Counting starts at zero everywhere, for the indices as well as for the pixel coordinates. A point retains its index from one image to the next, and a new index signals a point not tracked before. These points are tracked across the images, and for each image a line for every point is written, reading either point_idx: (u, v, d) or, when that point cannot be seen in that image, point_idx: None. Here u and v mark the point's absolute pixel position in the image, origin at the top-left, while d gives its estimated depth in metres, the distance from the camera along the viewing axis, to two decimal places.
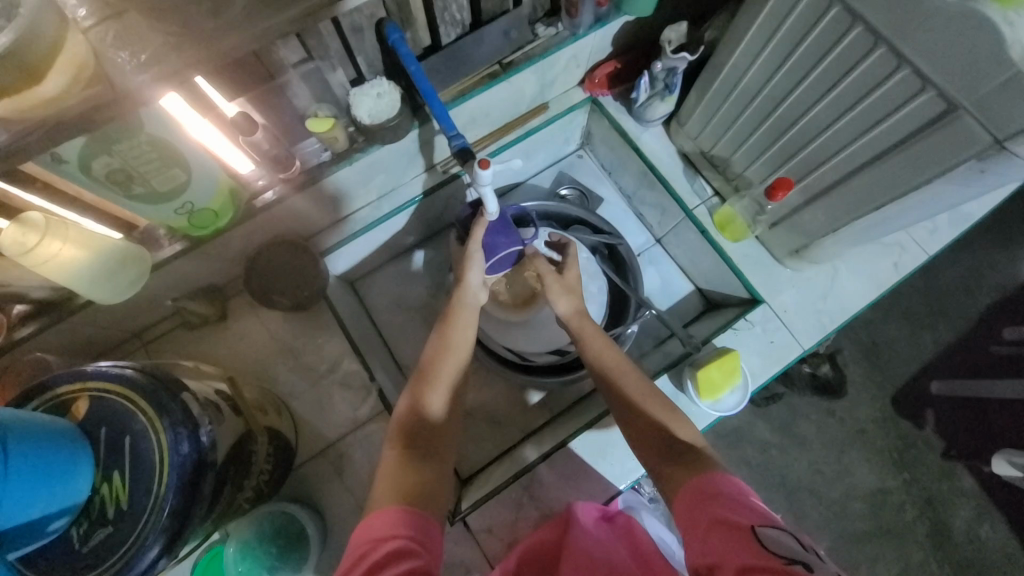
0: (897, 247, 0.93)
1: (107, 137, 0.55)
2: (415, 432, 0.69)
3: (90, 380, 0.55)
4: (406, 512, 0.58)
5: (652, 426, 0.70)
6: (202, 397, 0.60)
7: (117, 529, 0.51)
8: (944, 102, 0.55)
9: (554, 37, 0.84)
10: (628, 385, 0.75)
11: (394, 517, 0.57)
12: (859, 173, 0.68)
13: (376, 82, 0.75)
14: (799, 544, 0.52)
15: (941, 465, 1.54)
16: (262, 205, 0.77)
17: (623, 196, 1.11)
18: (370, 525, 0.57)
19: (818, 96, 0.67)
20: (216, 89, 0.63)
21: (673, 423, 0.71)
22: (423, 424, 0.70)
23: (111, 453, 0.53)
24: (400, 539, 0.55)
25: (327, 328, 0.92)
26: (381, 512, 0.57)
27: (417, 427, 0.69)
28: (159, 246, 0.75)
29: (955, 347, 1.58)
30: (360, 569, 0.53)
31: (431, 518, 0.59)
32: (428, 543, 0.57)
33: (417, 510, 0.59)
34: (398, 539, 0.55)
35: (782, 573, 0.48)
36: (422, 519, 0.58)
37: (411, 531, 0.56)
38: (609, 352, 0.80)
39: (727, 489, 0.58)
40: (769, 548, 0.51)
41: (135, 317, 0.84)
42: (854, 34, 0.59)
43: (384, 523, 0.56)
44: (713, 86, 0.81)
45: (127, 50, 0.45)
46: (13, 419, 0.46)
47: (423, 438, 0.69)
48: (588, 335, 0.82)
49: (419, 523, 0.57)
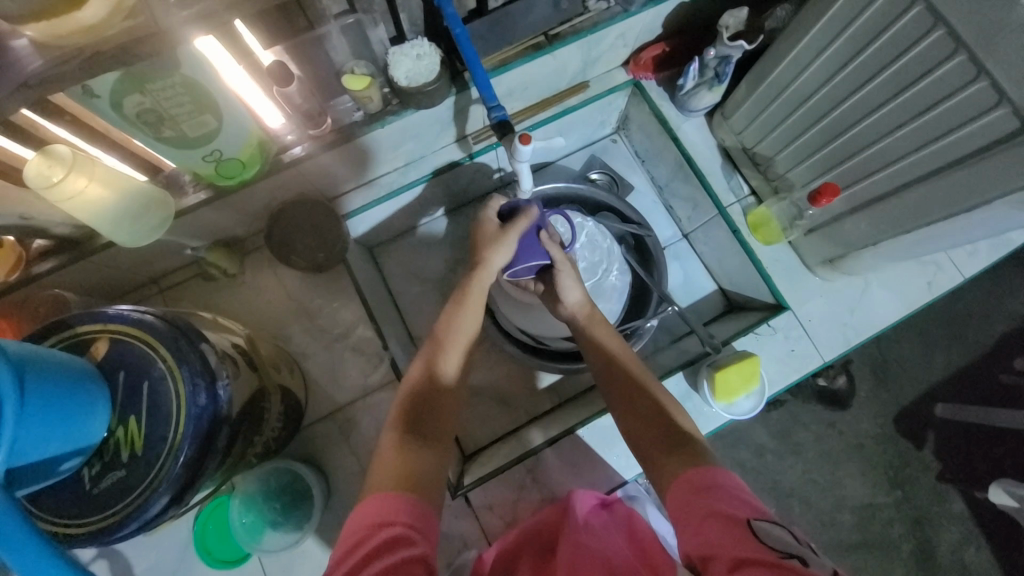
0: (933, 266, 0.90)
1: (141, 76, 0.53)
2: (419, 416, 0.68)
3: (112, 323, 0.54)
4: (406, 501, 0.56)
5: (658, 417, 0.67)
6: (221, 350, 0.60)
7: (129, 474, 0.51)
8: (1018, 120, 0.51)
9: (605, 11, 0.80)
10: (631, 366, 0.73)
11: (388, 503, 0.56)
12: (912, 187, 0.65)
13: (416, 42, 0.71)
14: (794, 538, 0.51)
15: (936, 487, 1.54)
16: (289, 160, 0.76)
17: (653, 186, 1.08)
18: (365, 510, 0.56)
19: (881, 102, 0.64)
20: (254, 35, 0.61)
21: (680, 414, 0.68)
22: (427, 403, 0.68)
23: (127, 398, 0.53)
24: (398, 526, 0.54)
25: (343, 292, 0.91)
26: (377, 498, 0.56)
27: (419, 411, 0.67)
28: (183, 192, 0.74)
29: (966, 372, 1.56)
30: (358, 555, 0.52)
31: (423, 503, 0.57)
32: (426, 532, 0.56)
33: (414, 495, 0.57)
34: (396, 527, 0.54)
35: (777, 566, 0.47)
36: (419, 508, 0.57)
37: (407, 518, 0.55)
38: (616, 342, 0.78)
39: (723, 483, 0.56)
40: (764, 541, 0.50)
41: (154, 263, 0.83)
42: (934, 37, 0.55)
43: (379, 508, 0.56)
44: (768, 79, 0.77)
45: None
46: (34, 355, 0.46)
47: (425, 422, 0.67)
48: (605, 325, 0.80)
49: (416, 511, 0.56)
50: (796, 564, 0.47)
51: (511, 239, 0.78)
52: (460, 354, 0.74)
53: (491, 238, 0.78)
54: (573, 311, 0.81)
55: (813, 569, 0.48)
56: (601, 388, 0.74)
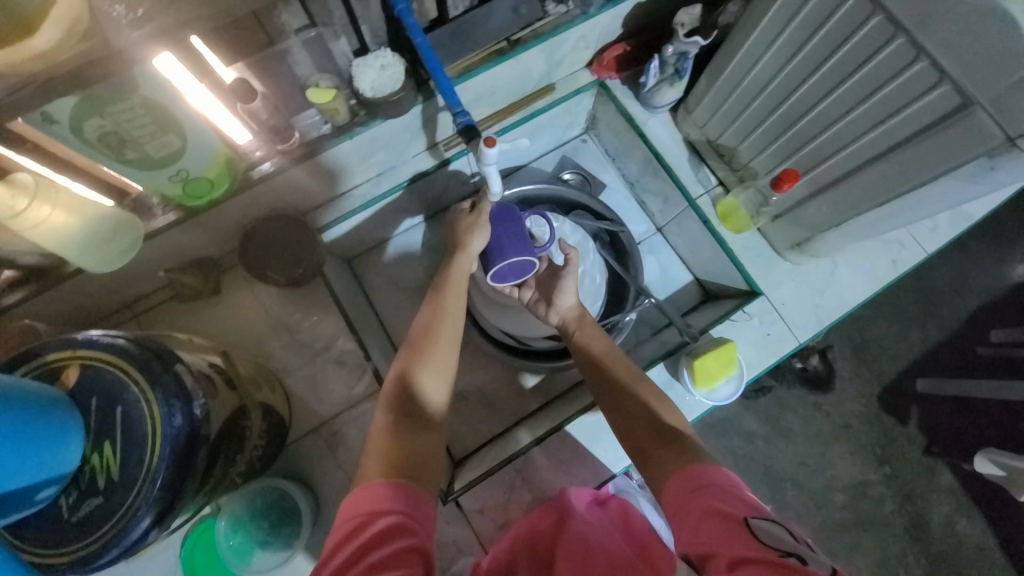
0: (897, 244, 0.93)
1: (99, 98, 0.53)
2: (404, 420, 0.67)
3: (83, 349, 0.54)
4: (398, 487, 0.56)
5: (642, 406, 0.69)
6: (196, 370, 0.59)
7: (107, 500, 0.50)
8: (959, 97, 0.54)
9: (564, 15, 0.82)
10: (617, 371, 0.74)
11: (385, 491, 0.56)
12: (866, 168, 0.67)
13: (379, 53, 0.72)
14: (792, 537, 0.50)
15: (922, 461, 1.57)
16: (259, 176, 0.76)
17: (625, 182, 1.10)
18: (360, 497, 0.56)
19: (829, 89, 0.67)
20: (215, 54, 0.61)
21: (663, 409, 0.69)
22: (416, 394, 0.68)
23: (101, 424, 0.52)
24: (392, 515, 0.54)
25: (322, 305, 0.90)
26: (370, 487, 0.56)
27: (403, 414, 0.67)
28: (152, 215, 0.73)
29: (943, 346, 1.61)
30: (355, 543, 0.52)
31: (420, 490, 0.58)
32: (421, 517, 0.56)
33: (406, 483, 0.57)
34: (390, 516, 0.54)
35: (777, 565, 0.46)
36: (413, 493, 0.57)
37: (400, 505, 0.55)
38: (599, 342, 0.79)
39: (720, 480, 0.56)
40: (762, 539, 0.49)
41: (126, 288, 0.82)
42: (872, 24, 0.58)
43: (375, 496, 0.55)
44: (724, 73, 0.79)
45: (123, 3, 0.43)
46: (1, 385, 0.45)
47: None
48: (588, 327, 0.82)
49: (409, 497, 0.56)
50: (795, 562, 0.47)
51: (484, 222, 0.80)
52: (443, 362, 0.72)
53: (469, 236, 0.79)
54: (564, 317, 0.84)
55: (813, 568, 0.47)
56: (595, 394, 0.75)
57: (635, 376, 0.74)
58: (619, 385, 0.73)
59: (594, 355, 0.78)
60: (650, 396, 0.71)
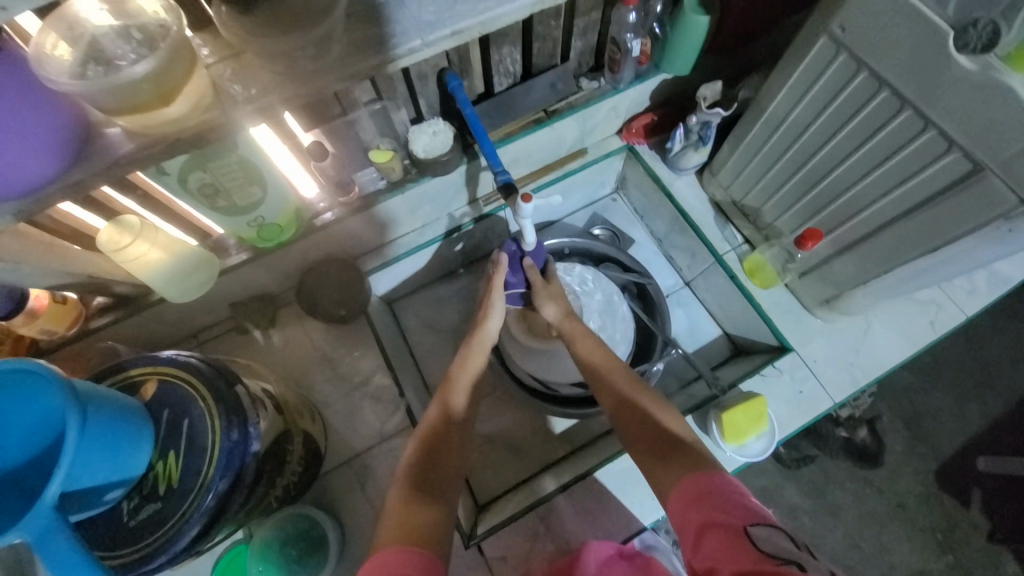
0: (933, 305, 0.92)
1: (205, 156, 0.64)
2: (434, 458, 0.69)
3: (162, 366, 0.61)
4: (414, 555, 0.55)
5: (641, 417, 0.69)
6: (252, 391, 0.65)
7: (165, 506, 0.55)
8: (970, 162, 0.57)
9: (597, 89, 0.93)
10: (617, 380, 0.75)
11: (396, 557, 0.54)
12: (889, 228, 0.69)
13: (432, 122, 0.84)
14: (793, 543, 0.49)
15: (991, 551, 1.41)
16: (320, 224, 0.85)
17: (654, 239, 1.15)
18: (374, 564, 0.54)
19: (847, 153, 0.70)
20: (297, 122, 0.74)
21: (663, 415, 0.69)
22: (442, 450, 0.70)
23: (168, 435, 0.57)
24: None
25: (364, 342, 0.97)
26: (382, 555, 0.55)
27: (433, 449, 0.70)
28: (227, 254, 0.83)
29: (1006, 421, 1.49)
30: None
31: (435, 547, 0.57)
32: None
33: (416, 550, 0.55)
34: None
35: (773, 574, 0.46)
36: (428, 563, 0.55)
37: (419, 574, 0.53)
38: (597, 351, 0.80)
39: (719, 486, 0.56)
40: (761, 548, 0.49)
41: (195, 318, 0.91)
42: (880, 98, 0.63)
43: (387, 562, 0.54)
44: (746, 140, 0.85)
45: (240, 83, 0.53)
46: (94, 391, 0.52)
47: (437, 464, 0.68)
48: (578, 334, 0.84)
49: (423, 564, 0.54)
50: (792, 569, 0.46)
51: (495, 301, 0.87)
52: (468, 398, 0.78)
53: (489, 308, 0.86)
54: (561, 327, 0.86)
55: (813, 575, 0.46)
56: (607, 416, 0.73)
57: (635, 383, 0.74)
58: (620, 394, 0.73)
59: (595, 365, 0.79)
60: (651, 403, 0.71)
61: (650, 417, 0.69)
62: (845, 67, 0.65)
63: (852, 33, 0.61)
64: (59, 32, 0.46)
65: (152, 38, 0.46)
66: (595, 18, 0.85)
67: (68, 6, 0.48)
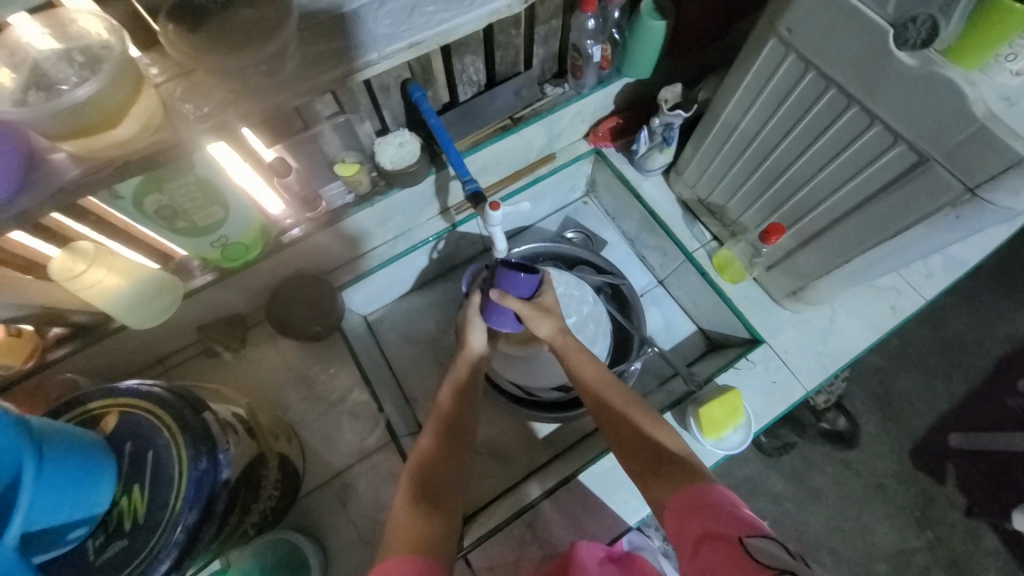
0: (894, 291, 0.96)
1: (161, 177, 0.63)
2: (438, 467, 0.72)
3: (121, 397, 0.59)
4: (418, 561, 0.59)
5: (631, 430, 0.69)
6: (221, 417, 0.64)
7: (132, 542, 0.52)
8: (915, 154, 0.60)
9: (561, 95, 0.94)
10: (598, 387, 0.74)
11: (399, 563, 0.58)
12: (846, 220, 0.71)
13: (398, 133, 0.84)
14: (789, 552, 0.50)
15: (965, 524, 1.47)
16: (288, 241, 0.84)
17: (626, 239, 1.17)
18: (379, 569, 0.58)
19: (803, 149, 0.72)
20: (259, 138, 0.73)
21: (655, 428, 0.68)
22: (439, 466, 0.72)
23: (132, 468, 0.55)
24: None
25: (340, 358, 0.94)
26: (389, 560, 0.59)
27: (434, 459, 0.73)
28: (192, 276, 0.81)
29: (971, 398, 1.56)
30: None
31: (435, 565, 0.60)
32: None
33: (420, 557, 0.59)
34: None
35: None
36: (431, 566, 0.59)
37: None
38: (589, 367, 0.76)
39: (713, 498, 0.56)
40: (757, 559, 0.49)
41: (161, 343, 0.88)
42: (829, 95, 0.65)
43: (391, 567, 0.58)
44: (708, 139, 0.87)
45: (192, 102, 0.51)
46: (48, 428, 0.49)
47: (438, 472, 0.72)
48: (572, 349, 0.78)
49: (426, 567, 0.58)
50: None
51: (475, 322, 0.84)
52: (451, 417, 0.78)
53: (468, 324, 0.84)
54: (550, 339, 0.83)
55: None
56: (588, 414, 0.74)
57: (628, 399, 0.72)
58: (611, 409, 0.71)
59: (583, 380, 0.76)
60: (643, 417, 0.70)
61: (641, 431, 0.68)
62: (794, 67, 0.67)
63: (799, 35, 0.63)
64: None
65: (95, 59, 0.45)
66: (556, 25, 0.86)
67: (7, 30, 0.46)
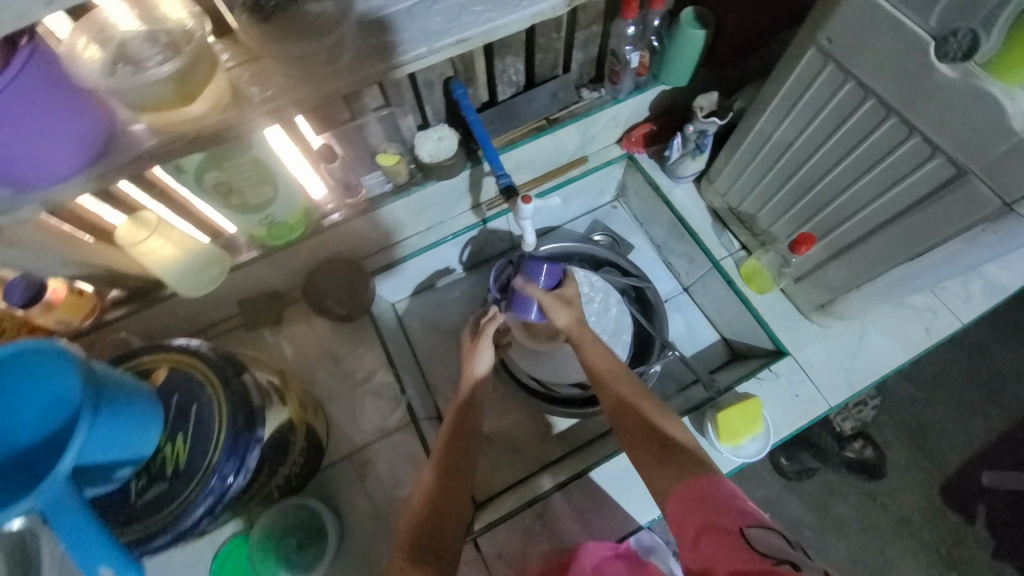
0: (929, 312, 0.93)
1: (221, 154, 0.68)
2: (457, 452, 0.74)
3: (172, 353, 0.64)
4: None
5: (641, 421, 0.69)
6: (258, 381, 0.68)
7: (172, 486, 0.57)
8: (953, 167, 0.59)
9: (597, 99, 0.96)
10: (612, 379, 0.74)
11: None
12: (878, 233, 0.71)
13: (438, 128, 0.88)
14: (788, 542, 0.51)
15: (999, 569, 1.39)
16: (328, 224, 0.88)
17: (653, 245, 1.17)
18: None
19: (838, 160, 0.72)
20: (309, 125, 0.78)
21: (665, 421, 0.69)
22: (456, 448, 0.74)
23: (177, 418, 0.60)
24: None
25: (367, 340, 0.98)
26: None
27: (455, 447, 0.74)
28: (239, 251, 0.87)
29: (1011, 437, 1.48)
30: None
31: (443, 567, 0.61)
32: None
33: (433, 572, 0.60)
34: None
35: None
36: None
37: None
38: (603, 358, 0.77)
39: (715, 489, 0.57)
40: (757, 551, 0.50)
41: (205, 313, 0.94)
42: (868, 105, 0.65)
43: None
44: (742, 148, 0.87)
45: (257, 85, 0.56)
46: (107, 373, 0.54)
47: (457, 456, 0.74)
48: (587, 341, 0.80)
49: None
50: (788, 570, 0.47)
51: (483, 346, 0.85)
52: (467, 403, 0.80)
53: (475, 354, 0.84)
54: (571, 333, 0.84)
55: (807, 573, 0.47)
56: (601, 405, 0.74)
57: (639, 391, 0.73)
58: (621, 399, 0.72)
59: (596, 371, 0.76)
60: (654, 409, 0.70)
61: (651, 422, 0.68)
62: (833, 76, 0.67)
63: (839, 44, 0.64)
64: (90, 35, 0.50)
65: (177, 41, 0.50)
66: (596, 31, 0.89)
67: (101, 11, 0.51)
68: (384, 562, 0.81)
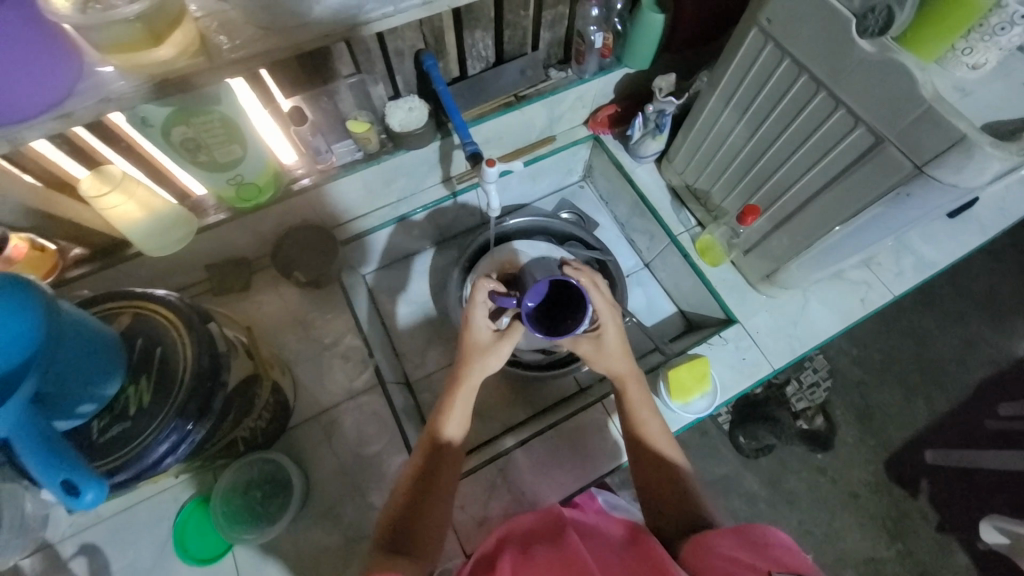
0: (865, 285, 1.01)
1: (188, 109, 0.69)
2: (435, 454, 0.71)
3: (134, 300, 0.65)
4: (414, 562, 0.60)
5: (658, 461, 0.72)
6: (225, 334, 0.70)
7: (134, 424, 0.58)
8: (873, 136, 0.65)
9: (564, 78, 1.00)
10: (640, 413, 0.75)
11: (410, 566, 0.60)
12: (814, 202, 0.77)
13: (408, 99, 0.89)
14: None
15: (937, 539, 1.49)
16: (297, 189, 0.89)
17: (617, 223, 1.23)
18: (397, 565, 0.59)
19: (778, 134, 0.78)
20: (278, 86, 0.80)
21: (666, 446, 0.73)
22: (442, 459, 0.71)
23: (141, 360, 0.61)
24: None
25: (336, 307, 1.00)
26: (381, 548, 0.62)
27: (437, 460, 0.70)
28: (205, 214, 0.87)
29: (950, 417, 1.60)
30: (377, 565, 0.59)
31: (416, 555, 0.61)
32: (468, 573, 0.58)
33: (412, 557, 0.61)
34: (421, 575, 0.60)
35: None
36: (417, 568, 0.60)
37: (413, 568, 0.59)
38: (639, 392, 0.76)
39: (777, 543, 0.49)
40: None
41: (172, 276, 0.94)
42: (801, 82, 0.71)
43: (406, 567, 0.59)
44: (696, 125, 0.93)
45: (225, 35, 0.58)
46: (71, 309, 0.54)
47: (437, 460, 0.70)
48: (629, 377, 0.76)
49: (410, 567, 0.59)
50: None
51: (502, 351, 0.76)
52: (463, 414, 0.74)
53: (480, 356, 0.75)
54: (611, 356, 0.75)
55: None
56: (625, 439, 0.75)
57: (663, 428, 0.75)
58: (635, 437, 0.74)
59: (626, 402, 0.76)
60: (667, 446, 0.74)
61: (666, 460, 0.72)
62: (772, 56, 0.73)
63: (777, 23, 0.69)
64: None
65: None
66: (562, 11, 0.93)
67: None
68: (350, 515, 0.83)
